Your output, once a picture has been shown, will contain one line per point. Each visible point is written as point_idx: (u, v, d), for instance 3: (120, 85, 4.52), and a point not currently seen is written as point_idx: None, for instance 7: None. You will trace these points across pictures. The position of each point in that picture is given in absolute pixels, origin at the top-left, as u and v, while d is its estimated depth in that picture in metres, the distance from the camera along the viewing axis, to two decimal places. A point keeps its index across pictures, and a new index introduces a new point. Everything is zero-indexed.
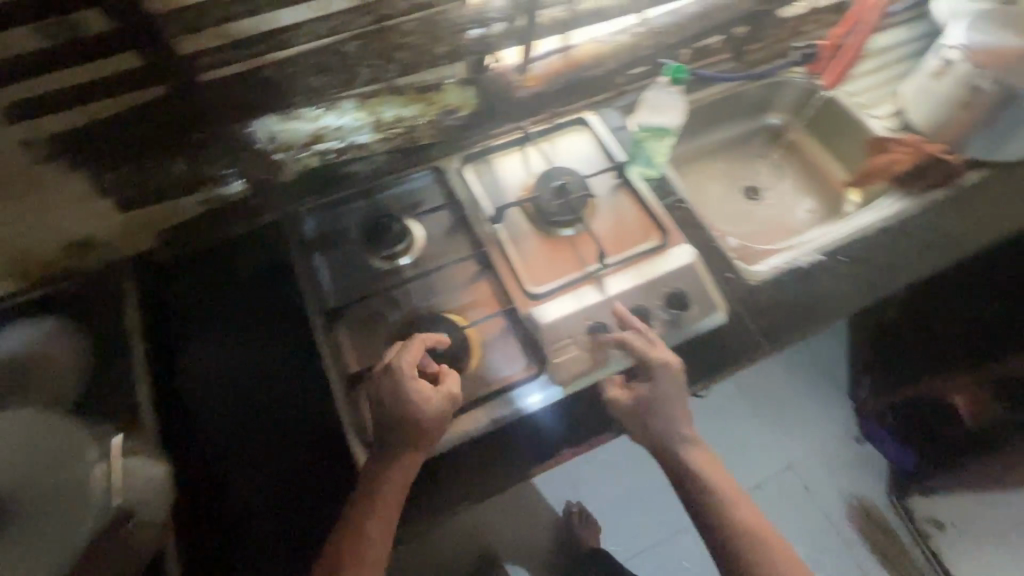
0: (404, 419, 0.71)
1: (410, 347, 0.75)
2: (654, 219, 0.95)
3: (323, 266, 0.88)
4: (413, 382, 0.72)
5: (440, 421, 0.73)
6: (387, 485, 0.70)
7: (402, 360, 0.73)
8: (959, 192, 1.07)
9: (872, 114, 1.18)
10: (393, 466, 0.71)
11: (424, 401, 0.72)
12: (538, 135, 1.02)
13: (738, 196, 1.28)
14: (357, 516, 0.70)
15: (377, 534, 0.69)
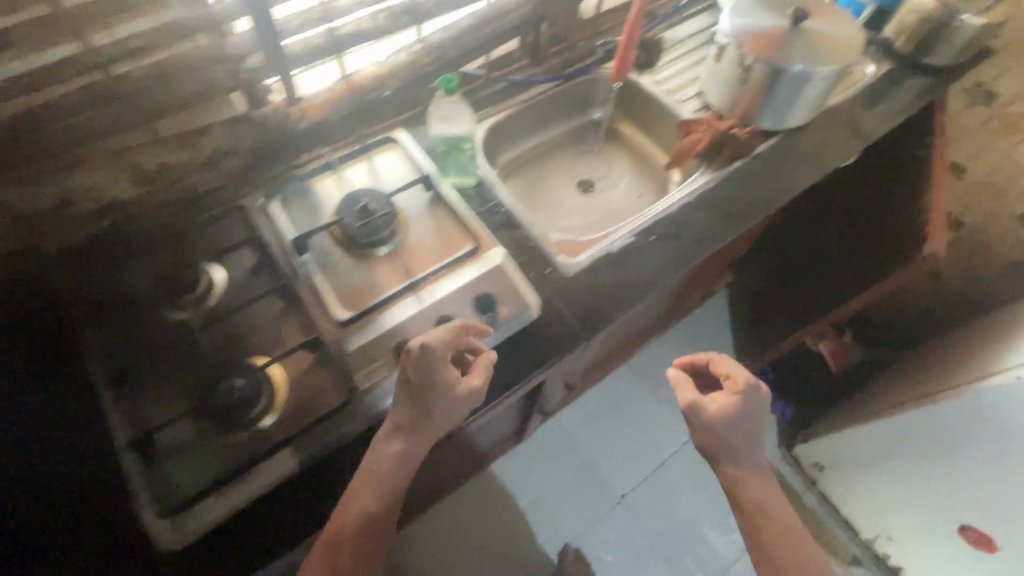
0: (433, 399, 0.77)
1: (451, 331, 0.79)
2: (465, 226, 0.96)
3: (110, 329, 0.81)
4: (436, 365, 0.77)
5: (455, 405, 0.80)
6: (383, 464, 0.78)
7: (433, 342, 0.77)
8: (757, 161, 1.15)
9: (677, 100, 1.27)
10: (406, 446, 0.77)
11: (448, 386, 0.78)
12: (347, 160, 1.02)
13: (574, 189, 1.32)
14: (361, 490, 0.78)
15: (371, 509, 0.78)
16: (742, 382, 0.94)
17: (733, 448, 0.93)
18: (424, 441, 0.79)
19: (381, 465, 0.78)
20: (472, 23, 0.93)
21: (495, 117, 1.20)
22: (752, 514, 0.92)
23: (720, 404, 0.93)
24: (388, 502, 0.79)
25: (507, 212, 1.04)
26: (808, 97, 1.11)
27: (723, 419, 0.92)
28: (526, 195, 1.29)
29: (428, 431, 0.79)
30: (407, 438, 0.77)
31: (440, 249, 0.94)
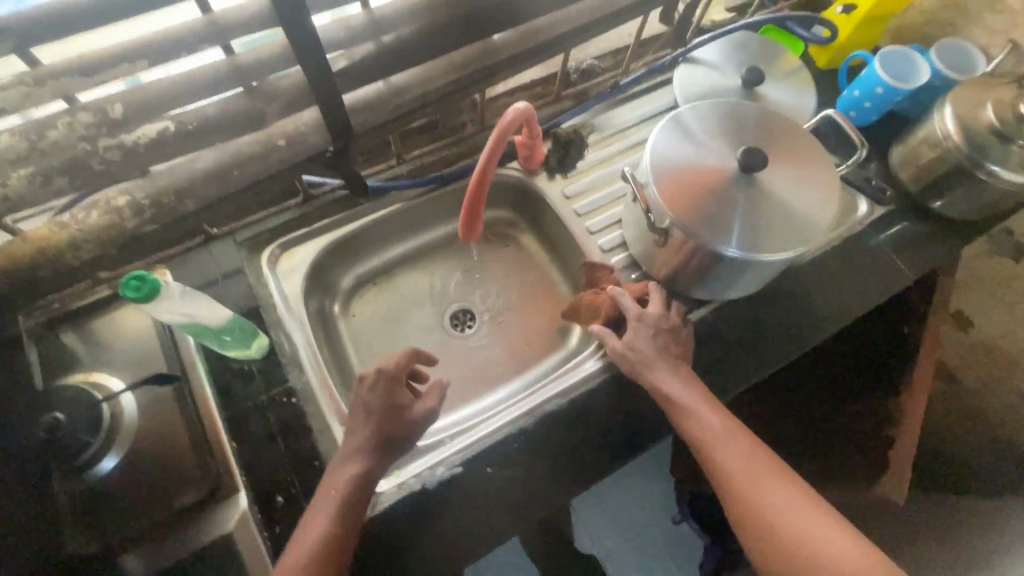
0: (382, 419, 0.69)
1: (404, 354, 0.73)
2: (209, 454, 0.68)
3: None
4: (387, 390, 0.70)
5: (410, 432, 0.70)
6: (341, 485, 0.66)
7: (389, 365, 0.71)
8: None
9: (588, 227, 0.94)
10: (359, 464, 0.67)
11: (399, 409, 0.70)
12: (70, 323, 0.73)
13: (443, 322, 1.00)
14: (319, 517, 0.63)
15: (326, 545, 0.61)
16: (632, 313, 0.77)
17: (644, 361, 0.73)
18: (380, 459, 0.68)
19: (337, 490, 0.65)
20: (220, 163, 0.59)
21: (332, 232, 0.90)
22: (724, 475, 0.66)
23: (633, 334, 0.75)
24: (349, 531, 0.64)
25: (297, 405, 0.75)
26: (748, 278, 0.78)
27: (642, 346, 0.74)
28: (375, 331, 0.97)
29: (387, 451, 0.69)
30: (360, 454, 0.67)
31: (161, 486, 0.66)
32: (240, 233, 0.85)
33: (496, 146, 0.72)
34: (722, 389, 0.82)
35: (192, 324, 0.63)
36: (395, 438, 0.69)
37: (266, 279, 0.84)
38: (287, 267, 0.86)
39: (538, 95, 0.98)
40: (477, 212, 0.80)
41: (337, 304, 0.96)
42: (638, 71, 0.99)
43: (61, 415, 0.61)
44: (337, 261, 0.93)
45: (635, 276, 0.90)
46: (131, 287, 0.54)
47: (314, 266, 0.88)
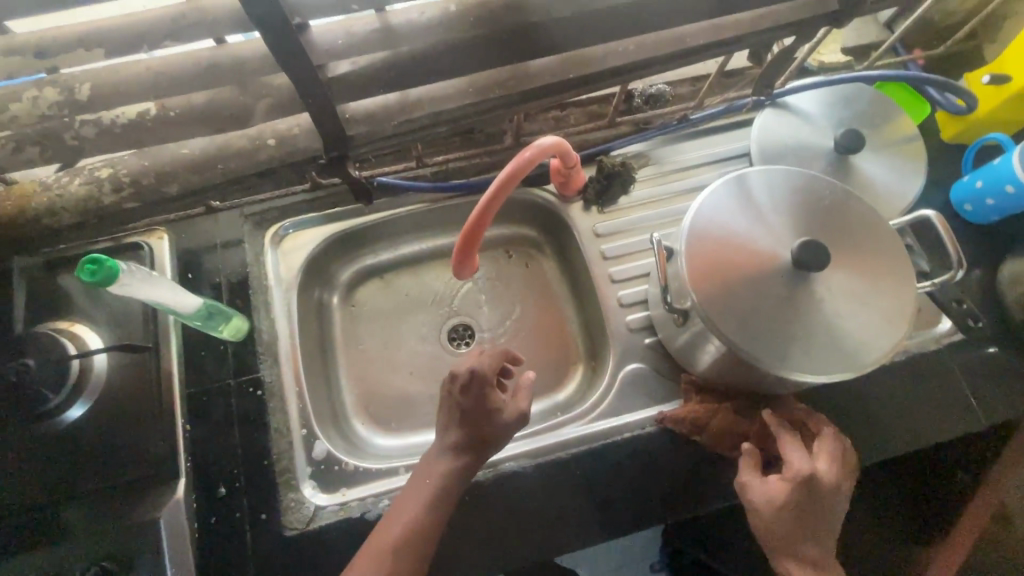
0: (478, 422, 0.65)
1: (494, 354, 0.68)
2: (159, 429, 0.68)
3: None
4: (483, 392, 0.64)
5: (508, 433, 0.66)
6: (435, 475, 0.64)
7: (482, 366, 0.65)
8: (664, 433, 0.74)
9: (612, 274, 0.84)
10: (457, 456, 0.64)
11: (492, 412, 0.65)
12: (68, 267, 0.74)
13: (441, 332, 0.95)
14: (406, 498, 0.63)
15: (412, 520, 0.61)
16: (800, 473, 0.60)
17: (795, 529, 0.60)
18: (477, 454, 0.65)
19: (430, 481, 0.64)
20: (205, 151, 0.56)
21: (344, 220, 0.87)
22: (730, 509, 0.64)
23: (784, 489, 0.61)
24: (444, 501, 0.63)
25: (261, 399, 0.74)
26: (772, 384, 0.67)
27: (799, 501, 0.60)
28: (370, 326, 0.94)
29: (484, 449, 0.65)
30: (456, 448, 0.65)
31: (108, 449, 0.66)
32: (250, 207, 0.83)
33: (503, 183, 0.63)
34: (711, 496, 0.72)
35: (165, 306, 0.63)
36: (487, 436, 0.65)
37: (266, 256, 0.82)
38: (290, 248, 0.84)
39: (592, 114, 0.88)
40: (474, 247, 0.70)
41: (336, 293, 0.93)
42: (714, 108, 0.86)
43: (31, 361, 0.63)
44: (346, 249, 0.91)
45: (648, 342, 0.80)
46: (86, 269, 0.52)
47: (319, 250, 0.86)
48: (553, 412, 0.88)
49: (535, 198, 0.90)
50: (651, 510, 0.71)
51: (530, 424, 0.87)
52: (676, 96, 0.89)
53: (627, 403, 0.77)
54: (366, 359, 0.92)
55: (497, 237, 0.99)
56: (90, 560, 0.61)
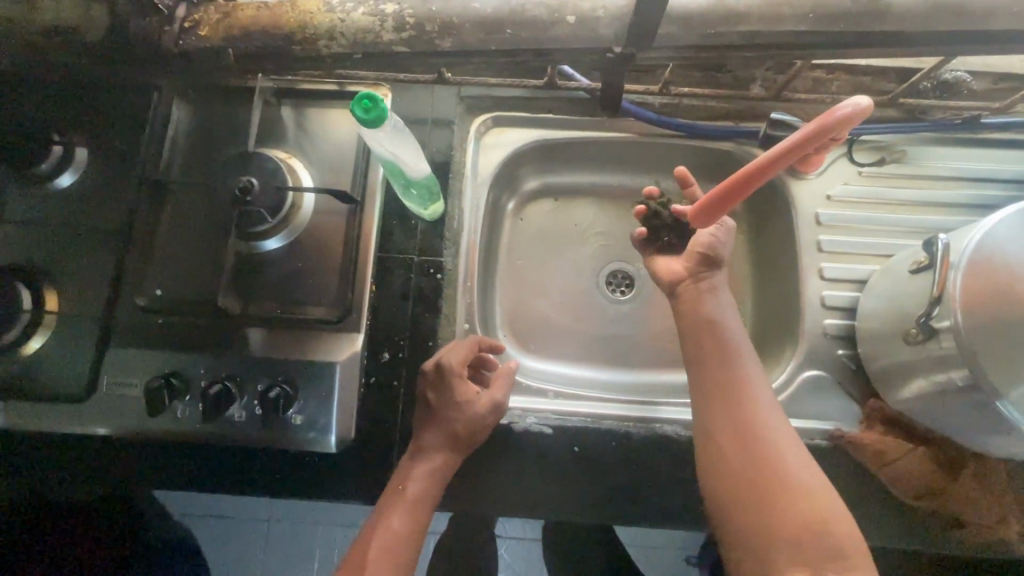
0: (454, 418, 0.65)
1: (466, 346, 0.68)
2: (347, 283, 0.69)
3: None
4: (454, 384, 0.65)
5: (486, 423, 0.67)
6: (413, 480, 0.63)
7: (449, 360, 0.66)
8: (832, 452, 0.68)
9: (821, 269, 0.76)
10: (434, 451, 0.65)
11: (463, 402, 0.65)
12: (296, 99, 0.75)
13: (602, 272, 0.91)
14: (388, 503, 0.63)
15: (400, 528, 0.61)
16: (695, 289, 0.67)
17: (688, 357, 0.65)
18: (456, 450, 0.65)
19: (408, 482, 0.64)
20: (498, 14, 0.52)
21: (550, 129, 0.82)
22: (759, 441, 0.57)
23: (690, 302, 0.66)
24: (432, 498, 0.64)
25: (437, 282, 0.74)
26: (994, 445, 0.59)
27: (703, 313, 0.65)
28: (534, 244, 0.91)
29: (466, 445, 0.66)
30: (428, 446, 0.65)
31: (303, 282, 0.69)
32: (467, 88, 0.79)
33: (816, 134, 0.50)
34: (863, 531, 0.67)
35: (392, 163, 0.61)
36: (449, 432, 0.65)
37: (469, 145, 0.79)
38: (491, 143, 0.81)
39: (862, 85, 0.76)
40: (732, 199, 0.58)
41: (512, 202, 0.90)
42: (1015, 117, 0.74)
43: (255, 181, 0.65)
44: (539, 159, 0.87)
45: (840, 352, 0.73)
46: (363, 104, 0.50)
47: (517, 154, 0.82)
48: None
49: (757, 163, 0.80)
50: None
51: (672, 392, 0.84)
52: (970, 90, 0.75)
53: (798, 409, 0.71)
54: (523, 274, 0.90)
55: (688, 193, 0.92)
56: (273, 380, 0.65)
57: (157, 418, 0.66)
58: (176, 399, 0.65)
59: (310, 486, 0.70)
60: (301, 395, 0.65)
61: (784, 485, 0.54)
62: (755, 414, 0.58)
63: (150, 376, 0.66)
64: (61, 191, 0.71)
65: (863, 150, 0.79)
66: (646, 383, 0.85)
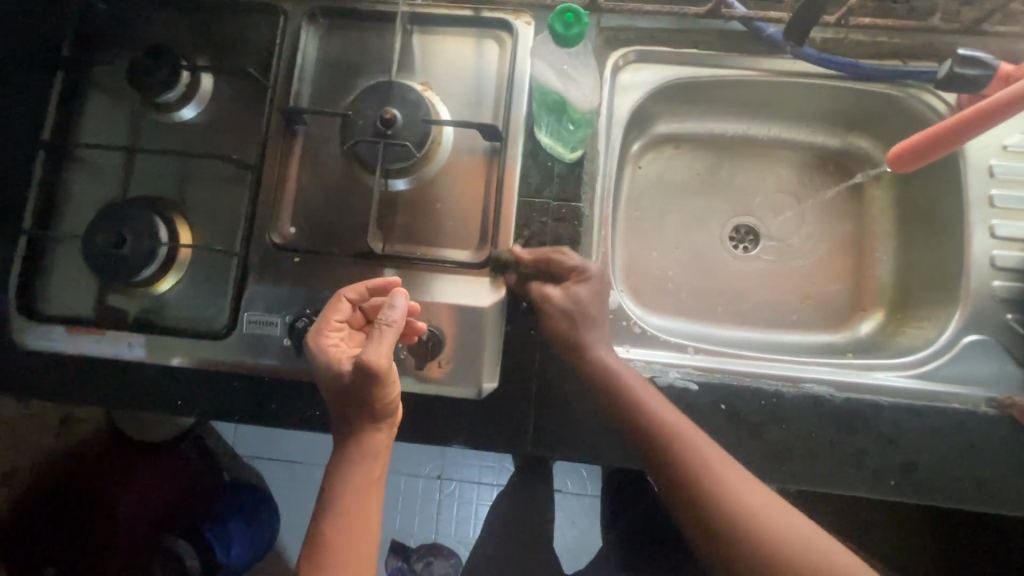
0: (336, 395, 0.56)
1: (321, 317, 0.58)
2: (489, 227, 0.65)
3: (97, 104, 0.69)
4: (322, 366, 0.55)
5: (370, 387, 0.53)
6: (347, 478, 0.55)
7: (311, 339, 0.57)
8: (1001, 420, 0.64)
9: (992, 227, 0.70)
10: (348, 435, 0.57)
11: (339, 375, 0.55)
12: (428, 25, 0.69)
13: (727, 226, 0.86)
14: (327, 507, 0.54)
15: (354, 525, 0.54)
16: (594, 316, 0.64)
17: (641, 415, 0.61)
18: (368, 426, 0.57)
19: (340, 472, 0.55)
20: None
21: (695, 66, 0.75)
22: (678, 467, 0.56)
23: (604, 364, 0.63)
24: (375, 487, 0.56)
25: (576, 228, 0.70)
26: None
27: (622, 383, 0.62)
28: (654, 195, 0.86)
29: (369, 416, 0.56)
30: (344, 435, 0.57)
31: (443, 223, 0.66)
32: (607, 17, 0.73)
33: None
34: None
35: (557, 94, 0.57)
36: (353, 411, 0.56)
37: (606, 82, 0.73)
38: (627, 81, 0.75)
39: None
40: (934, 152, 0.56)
41: (635, 147, 0.85)
42: None
43: (399, 113, 0.61)
44: (672, 101, 0.81)
45: (1007, 317, 0.68)
46: (563, 19, 0.46)
47: (652, 94, 0.76)
48: (824, 352, 0.80)
49: (922, 108, 0.73)
50: (955, 490, 0.63)
51: (803, 353, 0.80)
52: None
53: (957, 373, 0.67)
54: (643, 226, 0.85)
55: (825, 143, 0.85)
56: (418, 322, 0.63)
57: (296, 360, 0.64)
58: None
59: (442, 435, 0.68)
60: (446, 340, 0.62)
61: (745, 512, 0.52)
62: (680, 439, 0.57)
63: (290, 314, 0.64)
64: (185, 124, 0.69)
65: None
66: (773, 343, 0.81)
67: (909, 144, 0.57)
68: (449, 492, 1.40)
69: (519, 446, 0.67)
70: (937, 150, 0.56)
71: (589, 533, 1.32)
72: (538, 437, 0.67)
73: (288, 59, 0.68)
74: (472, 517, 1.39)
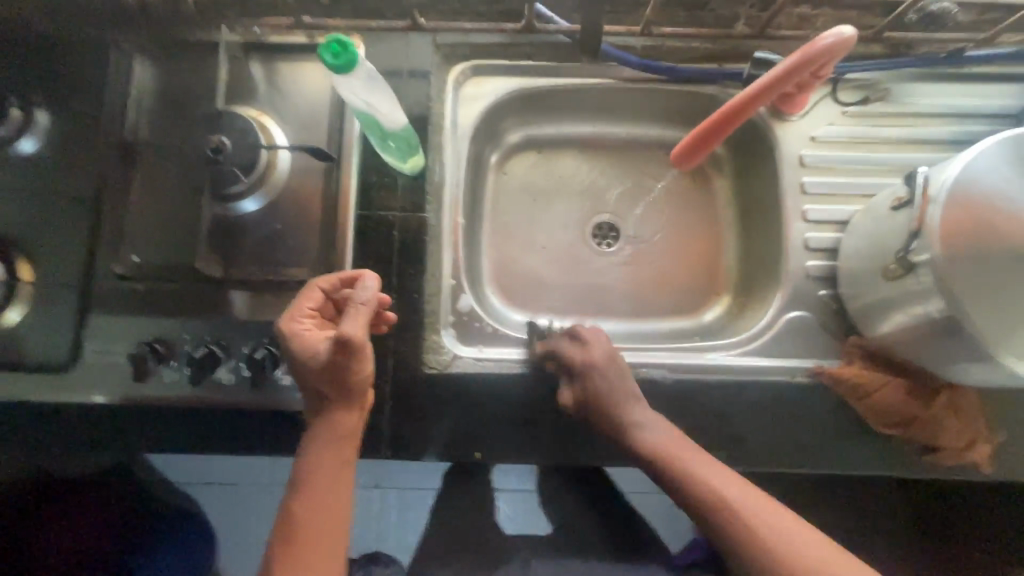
0: (317, 375, 0.58)
1: (302, 296, 0.61)
2: (325, 246, 0.68)
3: None
4: (297, 350, 0.58)
5: (348, 364, 0.55)
6: (315, 458, 0.59)
7: (284, 322, 0.60)
8: (816, 389, 0.70)
9: (804, 211, 0.76)
10: (324, 416, 0.60)
11: (314, 357, 0.57)
12: (264, 52, 0.71)
13: (589, 225, 0.91)
14: (302, 478, 0.59)
15: (319, 500, 0.59)
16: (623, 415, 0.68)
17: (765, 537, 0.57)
18: (339, 406, 0.60)
19: (315, 451, 0.59)
20: None
21: (532, 76, 0.80)
22: (705, 501, 0.59)
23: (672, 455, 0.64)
24: (346, 465, 0.60)
25: (421, 237, 0.73)
26: (955, 371, 0.62)
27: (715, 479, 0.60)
28: (518, 199, 0.90)
29: (344, 392, 0.59)
30: (322, 410, 0.60)
31: (285, 243, 0.68)
32: (443, 35, 0.76)
33: (807, 61, 0.55)
34: (849, 461, 0.69)
35: (366, 115, 0.61)
36: (331, 389, 0.59)
37: (447, 96, 0.77)
38: (470, 93, 0.79)
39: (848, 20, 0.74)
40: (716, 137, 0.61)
41: (495, 155, 0.89)
42: (1000, 48, 0.73)
43: (227, 140, 0.63)
44: (521, 110, 0.85)
45: (822, 293, 0.74)
46: (331, 50, 0.49)
47: (496, 104, 0.80)
48: (678, 337, 0.85)
49: None
50: (778, 456, 0.69)
51: (662, 339, 0.85)
52: (958, 22, 0.75)
53: (781, 347, 0.73)
54: (508, 229, 0.89)
55: (672, 140, 0.90)
56: (259, 340, 0.66)
57: (145, 385, 0.66)
58: (161, 364, 0.65)
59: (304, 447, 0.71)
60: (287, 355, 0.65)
61: (790, 559, 0.54)
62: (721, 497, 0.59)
63: (135, 342, 0.66)
64: (22, 158, 0.69)
65: (847, 89, 0.78)
66: (635, 332, 0.86)
67: (678, 149, 0.63)
68: (385, 499, 1.41)
69: (377, 450, 0.70)
70: (711, 139, 0.61)
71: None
72: (395, 441, 0.70)
73: (123, 90, 0.69)
74: (409, 522, 1.40)
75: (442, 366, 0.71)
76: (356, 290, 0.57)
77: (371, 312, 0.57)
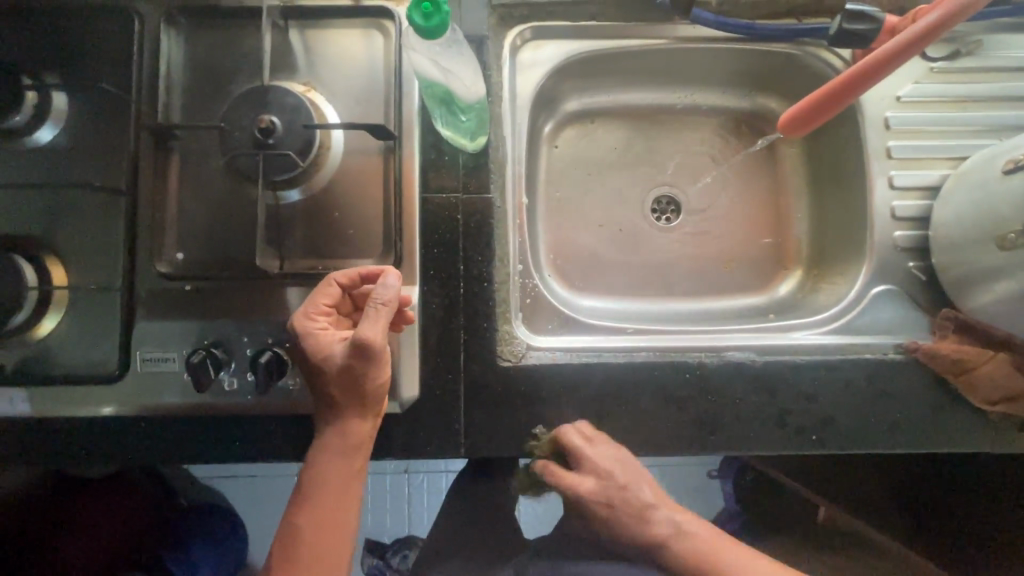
0: (326, 382, 0.54)
1: (313, 294, 0.55)
2: (389, 234, 0.62)
3: None
4: (309, 352, 0.54)
5: (366, 367, 0.52)
6: (321, 471, 0.56)
7: (295, 321, 0.55)
8: (909, 365, 0.67)
9: (891, 178, 0.71)
10: (333, 423, 0.56)
11: (326, 360, 0.53)
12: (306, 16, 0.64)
13: (648, 200, 0.85)
14: (305, 492, 0.56)
15: (326, 514, 0.56)
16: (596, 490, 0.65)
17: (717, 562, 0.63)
18: (353, 413, 0.55)
19: (319, 464, 0.56)
20: None
21: (595, 39, 0.73)
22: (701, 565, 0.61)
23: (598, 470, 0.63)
24: (358, 475, 0.57)
25: (487, 220, 0.67)
26: None
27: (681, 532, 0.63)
28: (573, 172, 0.84)
29: (353, 402, 0.55)
30: (328, 421, 0.56)
31: (344, 232, 0.62)
32: None
33: (959, 12, 0.52)
34: (943, 438, 0.67)
35: (441, 86, 0.58)
36: (341, 395, 0.54)
37: (505, 64, 0.70)
38: (528, 60, 0.72)
39: None
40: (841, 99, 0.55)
41: (549, 126, 0.82)
42: None
43: (277, 120, 0.56)
44: (579, 75, 0.78)
45: (910, 264, 0.71)
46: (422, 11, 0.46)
47: (556, 70, 0.74)
48: (749, 314, 0.81)
49: (820, 64, 0.74)
50: (872, 436, 0.66)
51: (731, 318, 0.81)
52: None
53: (869, 323, 0.70)
54: (564, 206, 0.83)
55: (736, 105, 0.85)
56: None
57: (200, 395, 0.60)
58: (220, 371, 0.59)
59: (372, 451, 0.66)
60: None
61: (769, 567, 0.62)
62: (717, 557, 0.61)
63: (189, 347, 0.60)
64: (43, 148, 0.61)
65: (934, 43, 0.72)
66: (703, 311, 0.81)
67: (795, 111, 0.57)
68: (419, 485, 1.36)
69: (453, 449, 0.66)
70: (835, 103, 0.55)
71: (556, 505, 1.28)
72: (472, 439, 0.66)
73: (150, 67, 0.62)
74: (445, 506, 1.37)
75: (517, 358, 0.67)
76: (375, 291, 0.53)
77: (394, 312, 0.53)
